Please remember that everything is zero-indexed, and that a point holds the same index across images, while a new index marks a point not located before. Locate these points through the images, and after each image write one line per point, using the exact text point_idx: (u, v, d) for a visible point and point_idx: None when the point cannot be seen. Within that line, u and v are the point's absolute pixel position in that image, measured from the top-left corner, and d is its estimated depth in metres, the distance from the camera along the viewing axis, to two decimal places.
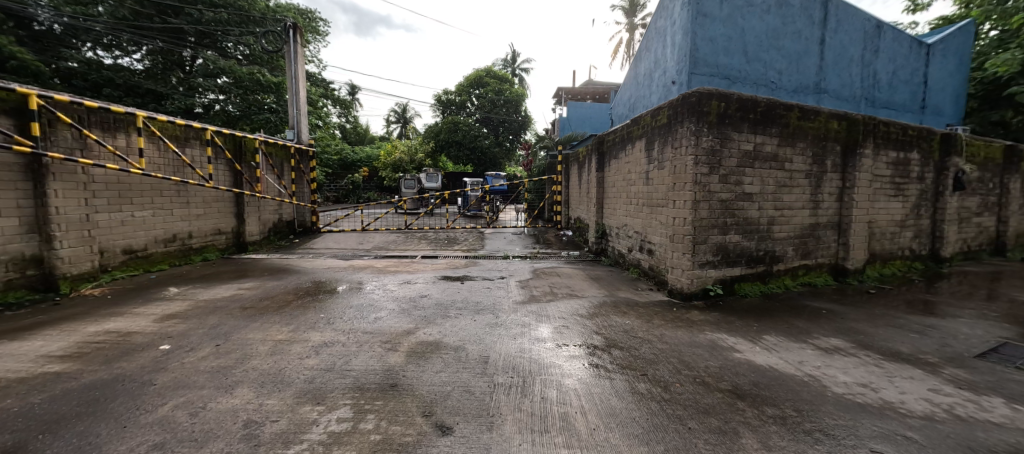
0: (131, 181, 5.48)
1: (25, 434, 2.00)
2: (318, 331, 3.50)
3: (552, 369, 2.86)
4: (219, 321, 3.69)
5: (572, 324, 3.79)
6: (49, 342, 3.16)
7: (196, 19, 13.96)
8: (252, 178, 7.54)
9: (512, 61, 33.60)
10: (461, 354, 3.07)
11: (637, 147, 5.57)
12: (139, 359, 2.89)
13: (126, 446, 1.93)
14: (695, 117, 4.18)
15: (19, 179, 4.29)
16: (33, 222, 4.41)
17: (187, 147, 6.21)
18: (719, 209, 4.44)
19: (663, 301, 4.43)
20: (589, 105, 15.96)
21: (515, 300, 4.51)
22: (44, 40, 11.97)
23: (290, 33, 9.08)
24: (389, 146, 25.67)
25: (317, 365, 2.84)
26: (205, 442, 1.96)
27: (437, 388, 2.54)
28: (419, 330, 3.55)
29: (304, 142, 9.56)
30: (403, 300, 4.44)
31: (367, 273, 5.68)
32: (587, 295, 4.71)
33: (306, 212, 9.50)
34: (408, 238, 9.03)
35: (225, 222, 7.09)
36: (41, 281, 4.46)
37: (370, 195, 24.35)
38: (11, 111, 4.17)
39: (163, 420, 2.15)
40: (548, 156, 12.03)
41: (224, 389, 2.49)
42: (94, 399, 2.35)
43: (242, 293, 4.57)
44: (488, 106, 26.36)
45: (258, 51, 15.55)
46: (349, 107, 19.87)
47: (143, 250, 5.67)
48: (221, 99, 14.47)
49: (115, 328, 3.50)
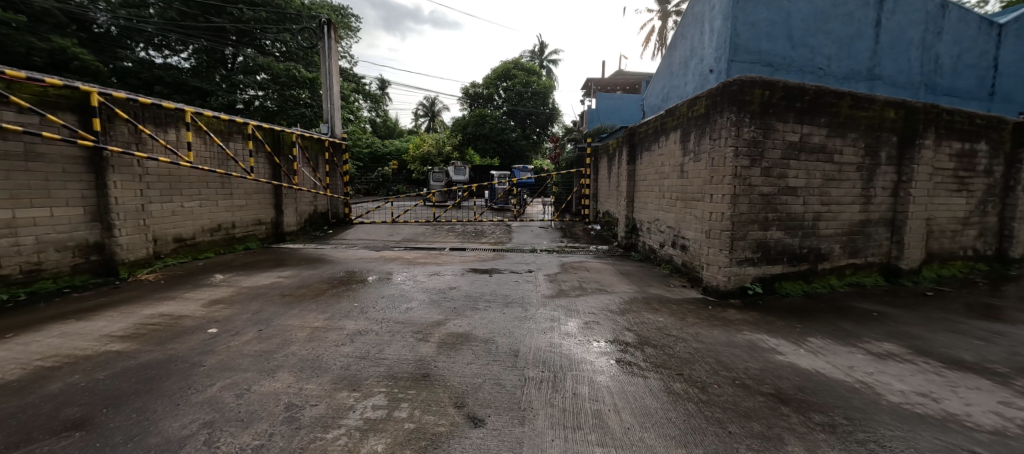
0: (179, 173, 5.79)
1: (92, 408, 2.18)
2: (352, 319, 3.59)
3: (583, 365, 2.81)
4: (262, 307, 3.86)
5: (603, 319, 3.71)
6: (110, 323, 3.40)
7: (237, 18, 14.57)
8: (290, 171, 7.83)
9: (540, 53, 33.37)
10: (491, 347, 3.07)
11: (671, 139, 5.37)
12: (189, 341, 3.06)
13: (181, 423, 2.06)
14: (735, 107, 3.96)
15: (84, 172, 4.63)
16: (95, 211, 4.75)
17: (230, 141, 6.50)
18: (761, 204, 4.20)
19: (697, 298, 4.27)
20: (620, 96, 15.54)
21: (544, 294, 4.46)
22: (102, 42, 12.88)
23: (325, 30, 9.28)
24: (417, 139, 25.93)
25: (352, 353, 2.92)
26: (250, 423, 2.07)
27: (468, 380, 2.56)
28: (449, 322, 3.58)
29: (338, 136, 9.80)
30: (432, 292, 4.49)
31: (397, 264, 5.78)
32: (617, 290, 4.61)
33: (340, 204, 9.79)
34: (436, 231, 9.13)
35: (264, 212, 7.42)
36: (102, 266, 4.81)
37: (398, 188, 25.09)
38: (74, 108, 4.48)
39: (212, 400, 2.28)
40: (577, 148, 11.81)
41: (267, 373, 2.61)
42: (151, 377, 2.52)
43: (280, 282, 4.76)
44: (516, 98, 26.19)
45: (294, 48, 16.19)
46: (380, 101, 20.34)
47: (191, 239, 6.01)
48: (260, 95, 14.99)
49: (167, 310, 3.73)
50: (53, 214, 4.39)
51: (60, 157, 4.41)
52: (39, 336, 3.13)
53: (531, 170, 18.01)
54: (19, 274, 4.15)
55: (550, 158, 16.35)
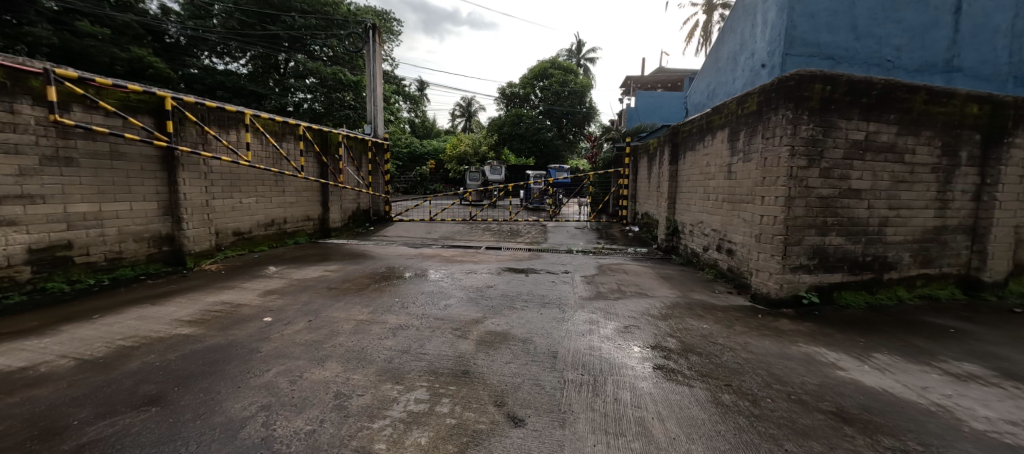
0: (239, 172, 6.22)
1: (166, 386, 2.37)
2: (394, 314, 3.71)
3: (624, 370, 2.74)
4: (310, 299, 4.07)
5: (643, 324, 3.60)
6: (179, 308, 3.71)
7: (289, 25, 15.43)
8: (336, 170, 8.22)
9: (578, 52, 33.08)
10: (529, 347, 3.07)
11: (718, 138, 5.13)
12: (248, 328, 3.28)
13: (241, 404, 2.20)
14: (792, 103, 3.71)
15: (158, 170, 5.08)
16: (167, 206, 5.21)
17: (284, 142, 6.89)
18: (819, 208, 3.91)
19: (745, 306, 4.04)
20: (661, 94, 15.06)
21: (581, 295, 4.40)
22: (173, 51, 14.17)
23: (370, 34, 9.64)
24: (455, 140, 26.41)
25: (394, 347, 3.01)
26: (303, 409, 2.17)
27: (507, 379, 2.56)
28: (487, 320, 3.61)
29: (380, 136, 10.15)
30: (470, 289, 4.55)
31: (435, 262, 5.90)
32: (657, 294, 4.46)
33: (381, 202, 10.16)
34: (472, 229, 9.25)
35: (313, 209, 7.82)
36: (172, 257, 5.26)
37: (436, 187, 25.62)
38: (151, 111, 4.92)
39: (268, 384, 2.42)
40: (616, 148, 11.59)
41: (317, 361, 2.74)
42: (214, 360, 2.71)
43: (327, 275, 5.00)
44: (553, 97, 26.10)
45: (340, 52, 16.97)
46: (419, 102, 20.90)
47: (248, 233, 6.44)
48: (309, 98, 15.75)
49: (227, 299, 4.02)
50: (133, 207, 4.84)
51: (138, 156, 4.87)
52: (120, 317, 3.47)
53: (568, 169, 17.87)
54: (104, 261, 4.61)
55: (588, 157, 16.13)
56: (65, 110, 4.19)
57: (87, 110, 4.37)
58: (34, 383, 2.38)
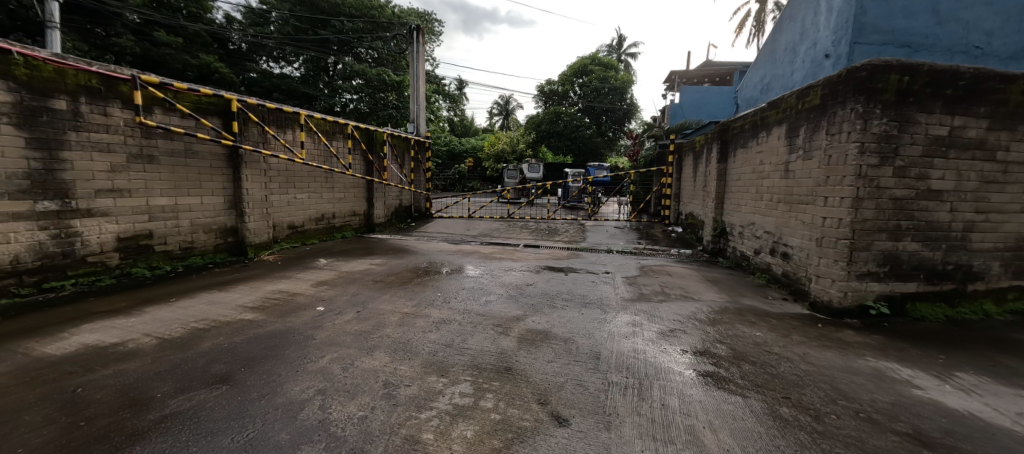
0: (294, 169, 6.61)
1: (234, 366, 2.57)
2: (437, 308, 3.79)
3: (671, 375, 2.64)
4: (358, 290, 4.27)
5: (690, 328, 3.46)
6: (242, 295, 4.02)
7: (338, 29, 16.22)
8: (380, 167, 8.55)
9: (618, 47, 32.45)
10: (571, 347, 3.04)
11: (774, 134, 4.83)
12: (303, 316, 3.48)
13: (299, 387, 2.34)
14: (863, 96, 3.41)
15: (224, 167, 5.52)
16: (231, 200, 5.64)
17: (334, 140, 7.24)
18: (891, 210, 3.58)
19: (802, 314, 3.78)
20: (709, 89, 14.42)
21: (623, 296, 4.30)
22: (235, 56, 15.43)
23: (414, 35, 9.91)
24: (493, 138, 26.71)
25: (438, 340, 3.08)
26: (355, 395, 2.28)
27: (550, 378, 2.55)
28: (528, 318, 3.61)
29: (422, 134, 10.42)
30: (510, 287, 4.57)
31: (475, 258, 5.99)
32: (704, 299, 4.27)
33: (421, 198, 10.45)
34: (510, 227, 9.29)
35: (358, 205, 8.18)
36: (235, 247, 5.70)
37: (473, 184, 25.47)
38: (218, 113, 5.34)
39: (323, 370, 2.56)
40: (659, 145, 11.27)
41: (367, 351, 2.86)
42: (274, 345, 2.91)
43: (372, 268, 5.21)
44: (592, 94, 25.75)
45: (384, 54, 17.63)
46: (457, 101, 21.31)
47: (301, 226, 6.84)
48: (354, 99, 16.39)
49: (284, 288, 4.30)
50: (203, 201, 5.29)
51: (207, 154, 5.29)
52: (192, 301, 3.80)
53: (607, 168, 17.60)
54: (178, 250, 5.07)
55: (629, 155, 15.72)
56: (148, 113, 4.64)
57: (166, 113, 4.81)
58: (125, 357, 2.66)
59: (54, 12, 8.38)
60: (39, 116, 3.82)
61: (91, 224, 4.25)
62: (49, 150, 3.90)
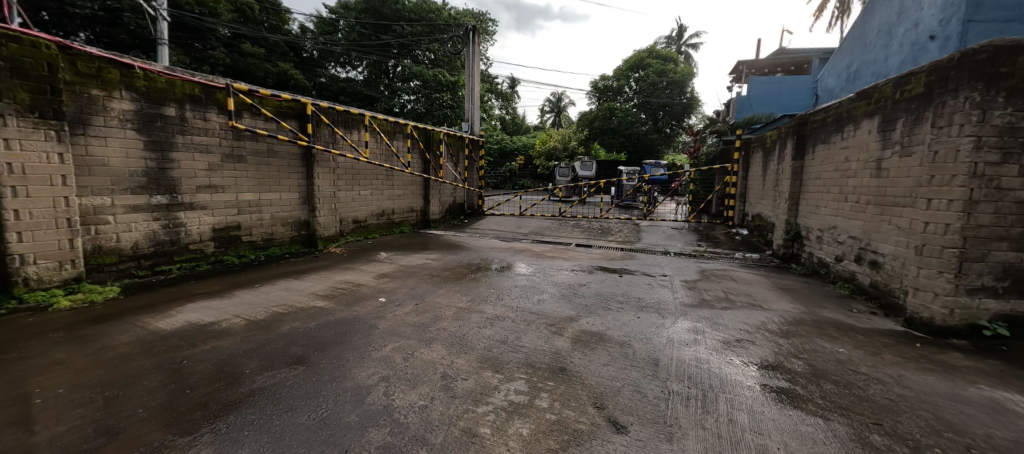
0: (360, 167, 7.05)
1: (308, 349, 2.81)
2: (490, 304, 3.86)
3: (739, 389, 2.46)
4: (416, 284, 4.46)
5: (759, 340, 3.21)
6: (314, 284, 4.37)
7: (399, 34, 17.02)
8: (436, 165, 8.89)
9: (677, 38, 30.95)
10: (628, 351, 2.95)
11: (864, 128, 4.31)
12: (367, 306, 3.72)
13: (365, 373, 2.50)
14: (982, 82, 2.93)
15: (299, 166, 6.04)
16: (305, 196, 6.15)
17: (394, 140, 7.62)
18: (1016, 215, 3.05)
19: (895, 331, 3.35)
20: (782, 79, 13.09)
21: (683, 301, 4.10)
22: (308, 64, 16.90)
23: (470, 35, 10.12)
24: (544, 136, 26.70)
25: (493, 336, 3.13)
26: (415, 385, 2.39)
27: (606, 381, 2.49)
28: (582, 319, 3.56)
29: (476, 133, 10.62)
30: (562, 286, 4.53)
31: (526, 256, 6.03)
32: (775, 308, 3.93)
33: (474, 196, 10.69)
34: (561, 225, 9.20)
35: (415, 202, 8.55)
36: (307, 239, 6.22)
37: (523, 182, 26.07)
38: (295, 116, 5.83)
39: (386, 358, 2.71)
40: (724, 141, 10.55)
41: (425, 343, 2.98)
42: (342, 331, 3.13)
43: (428, 263, 5.42)
44: (648, 89, 24.59)
45: (440, 55, 18.23)
46: (509, 99, 21.57)
47: (364, 221, 7.29)
48: (412, 100, 17.25)
49: (350, 278, 4.62)
50: (281, 197, 5.83)
51: (285, 154, 5.81)
52: (273, 288, 4.21)
53: (664, 165, 16.83)
54: (261, 241, 5.63)
55: (688, 152, 14.68)
56: (238, 117, 5.18)
57: (252, 117, 5.34)
58: (220, 335, 3.01)
59: (164, 30, 9.65)
60: (154, 122, 4.42)
61: (193, 216, 4.85)
62: (161, 151, 4.50)
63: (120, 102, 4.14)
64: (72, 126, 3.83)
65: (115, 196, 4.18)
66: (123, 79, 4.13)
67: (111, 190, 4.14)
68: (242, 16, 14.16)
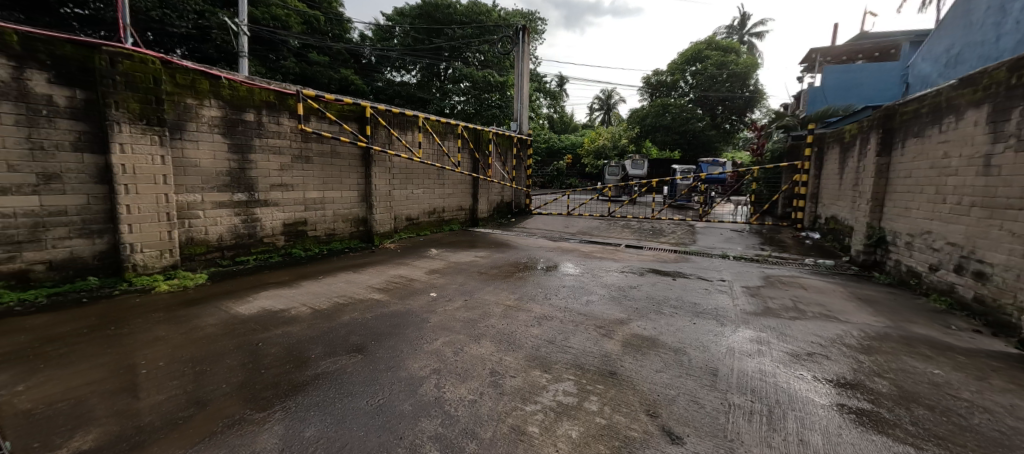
0: (413, 167, 7.36)
1: (366, 339, 2.98)
2: (538, 303, 3.87)
3: (811, 408, 2.24)
4: (465, 280, 4.58)
5: (835, 354, 2.90)
6: (370, 277, 4.63)
7: (450, 37, 17.54)
8: (485, 165, 9.06)
9: (740, 28, 28.97)
10: (683, 358, 2.80)
11: (969, 118, 3.75)
12: (419, 300, 3.87)
13: (417, 365, 2.60)
14: None
15: (359, 166, 6.43)
16: (363, 195, 6.53)
17: (445, 140, 7.86)
18: None
19: (1008, 354, 2.88)
20: (862, 66, 11.78)
21: (744, 309, 3.82)
22: (367, 69, 17.97)
23: (520, 35, 10.16)
24: (592, 134, 26.21)
25: (540, 335, 3.12)
26: (465, 379, 2.44)
27: (660, 389, 2.38)
28: (633, 322, 3.45)
29: (524, 132, 10.65)
30: (612, 288, 4.42)
31: (574, 256, 5.95)
32: (854, 321, 3.53)
33: (521, 195, 10.74)
34: (610, 226, 8.97)
35: (465, 201, 8.76)
36: (365, 235, 6.61)
37: (571, 182, 25.80)
38: (356, 118, 6.20)
39: (437, 351, 2.80)
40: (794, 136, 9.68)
41: (474, 338, 3.04)
42: (396, 324, 3.28)
43: (477, 260, 5.53)
44: (706, 83, 23.32)
45: (490, 56, 18.50)
46: (557, 97, 21.45)
47: (416, 219, 7.60)
48: (462, 101, 17.70)
49: (403, 273, 4.83)
50: (343, 195, 6.24)
51: (346, 155, 6.21)
52: (334, 280, 4.51)
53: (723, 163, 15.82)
54: (324, 236, 6.07)
55: (751, 149, 13.76)
56: (306, 121, 5.63)
57: (318, 120, 5.77)
58: (289, 321, 3.28)
59: (245, 44, 10.69)
60: (237, 127, 4.91)
61: (267, 212, 5.33)
62: (242, 153, 5.00)
63: (210, 110, 4.65)
64: (172, 131, 4.37)
65: (205, 193, 4.70)
66: (212, 89, 4.64)
67: (202, 188, 4.67)
68: (309, 27, 15.40)
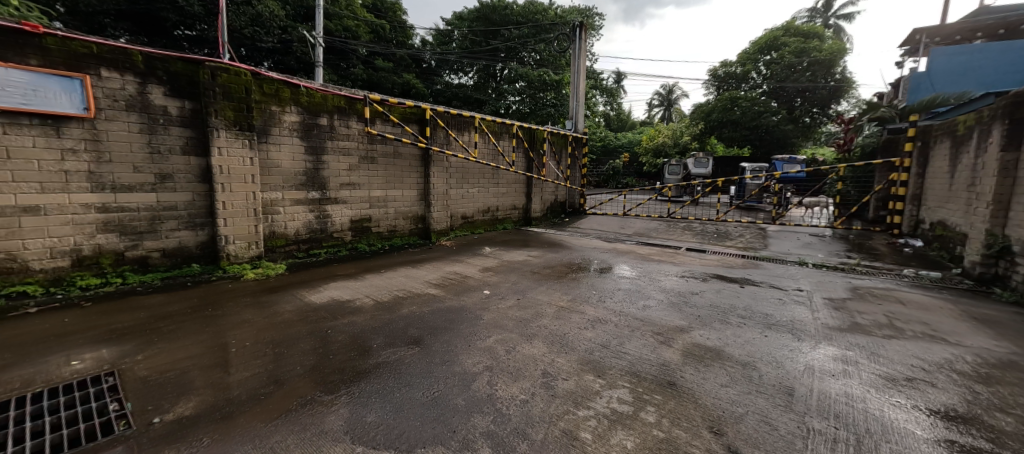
0: (469, 167, 7.55)
1: (422, 332, 3.09)
2: (592, 305, 3.75)
3: (913, 441, 1.91)
4: (518, 279, 4.59)
5: (944, 382, 2.46)
6: (427, 273, 4.81)
7: (507, 38, 17.77)
8: (539, 164, 9.04)
9: (824, 10, 26.06)
10: (752, 374, 2.54)
11: None
12: (473, 297, 3.95)
13: (470, 361, 2.64)
14: None
15: (418, 166, 6.72)
16: (422, 194, 6.83)
17: (501, 140, 7.96)
18: None
19: None
20: (979, 46, 10.06)
21: (827, 324, 3.39)
22: (427, 74, 18.81)
23: (577, 32, 9.99)
24: (651, 131, 25.06)
25: (594, 339, 3.03)
26: (516, 378, 2.43)
27: (725, 405, 2.18)
28: (695, 330, 3.21)
29: (580, 130, 10.43)
30: (671, 293, 4.16)
31: (631, 258, 5.72)
32: (970, 344, 2.98)
33: (576, 194, 10.55)
34: (670, 227, 8.50)
35: (518, 200, 8.81)
36: (423, 232, 6.91)
37: (628, 181, 24.95)
38: (416, 120, 6.50)
39: (490, 348, 2.83)
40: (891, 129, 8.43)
41: (527, 338, 3.03)
42: (451, 319, 3.37)
43: (530, 260, 5.53)
44: (783, 72, 21.15)
45: (546, 55, 18.37)
46: (614, 94, 20.79)
47: (471, 217, 7.79)
48: (518, 100, 17.80)
49: (458, 270, 4.96)
50: (403, 194, 6.57)
51: (407, 156, 6.53)
52: (395, 274, 4.76)
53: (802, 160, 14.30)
54: (386, 232, 6.43)
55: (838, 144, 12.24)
56: (372, 124, 6.00)
57: (383, 123, 6.12)
58: (354, 311, 3.51)
59: (321, 54, 11.64)
60: (312, 131, 5.36)
61: (337, 209, 5.77)
62: (316, 155, 5.46)
63: (290, 116, 5.13)
64: (259, 136, 4.89)
65: (285, 192, 5.21)
66: (292, 96, 5.11)
67: (283, 187, 5.17)
68: (376, 36, 16.49)
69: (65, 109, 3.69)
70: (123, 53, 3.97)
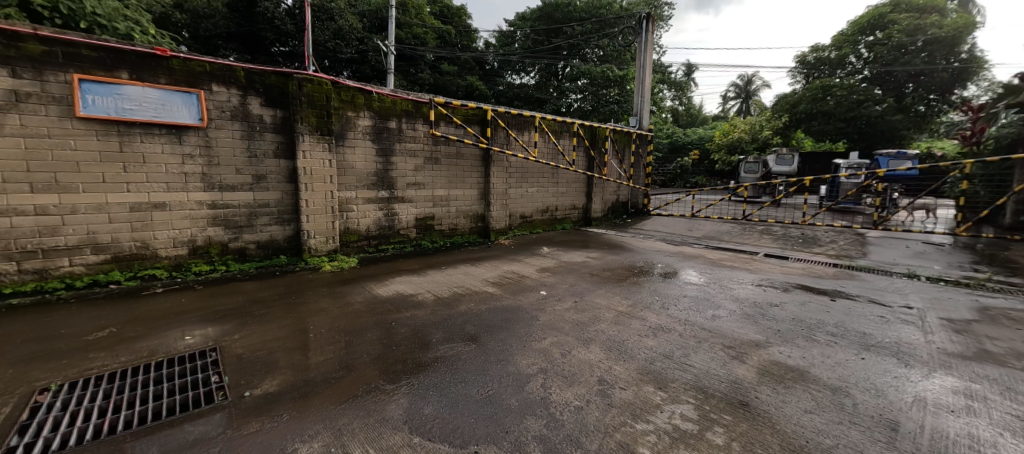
0: (529, 166, 7.57)
1: (478, 330, 3.14)
2: (654, 312, 3.54)
3: None
4: (576, 281, 4.49)
5: None
6: (485, 271, 4.90)
7: (569, 35, 17.54)
8: (600, 163, 8.78)
9: None
10: (844, 402, 2.19)
11: None
12: (529, 297, 3.94)
13: (525, 362, 2.62)
14: None
15: (479, 166, 6.89)
16: (482, 193, 6.99)
17: (561, 139, 7.87)
18: None
19: None
20: None
21: (946, 349, 2.82)
22: (490, 75, 19.25)
23: (643, 24, 9.54)
24: (726, 126, 23.10)
25: (656, 348, 2.84)
26: (570, 383, 2.36)
27: (809, 435, 1.90)
28: (773, 347, 2.87)
29: (645, 127, 9.93)
30: (746, 304, 3.77)
31: (699, 263, 5.31)
32: None
33: (639, 194, 10.09)
34: (746, 231, 7.75)
35: (578, 200, 8.64)
36: (482, 231, 7.08)
37: (698, 180, 23.31)
38: (478, 121, 6.65)
39: (545, 351, 2.79)
40: None
41: (583, 342, 2.94)
42: (507, 318, 3.39)
43: (589, 261, 5.39)
44: (890, 54, 18.22)
45: (610, 50, 17.79)
46: (682, 87, 19.55)
47: (530, 217, 7.80)
48: (579, 98, 17.47)
49: (515, 269, 4.99)
50: (465, 193, 6.77)
51: (469, 156, 6.72)
52: (455, 271, 4.92)
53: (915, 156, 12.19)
54: (448, 230, 6.69)
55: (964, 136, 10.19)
56: (437, 126, 6.26)
57: (447, 125, 6.36)
58: (416, 305, 3.69)
59: (393, 62, 12.46)
60: (382, 134, 5.74)
61: (403, 207, 6.12)
62: (387, 156, 5.84)
63: (363, 120, 5.53)
64: (337, 139, 5.34)
65: (359, 190, 5.64)
66: (365, 102, 5.51)
67: (356, 186, 5.61)
68: (443, 41, 17.27)
69: (184, 120, 4.35)
70: (230, 70, 4.57)
